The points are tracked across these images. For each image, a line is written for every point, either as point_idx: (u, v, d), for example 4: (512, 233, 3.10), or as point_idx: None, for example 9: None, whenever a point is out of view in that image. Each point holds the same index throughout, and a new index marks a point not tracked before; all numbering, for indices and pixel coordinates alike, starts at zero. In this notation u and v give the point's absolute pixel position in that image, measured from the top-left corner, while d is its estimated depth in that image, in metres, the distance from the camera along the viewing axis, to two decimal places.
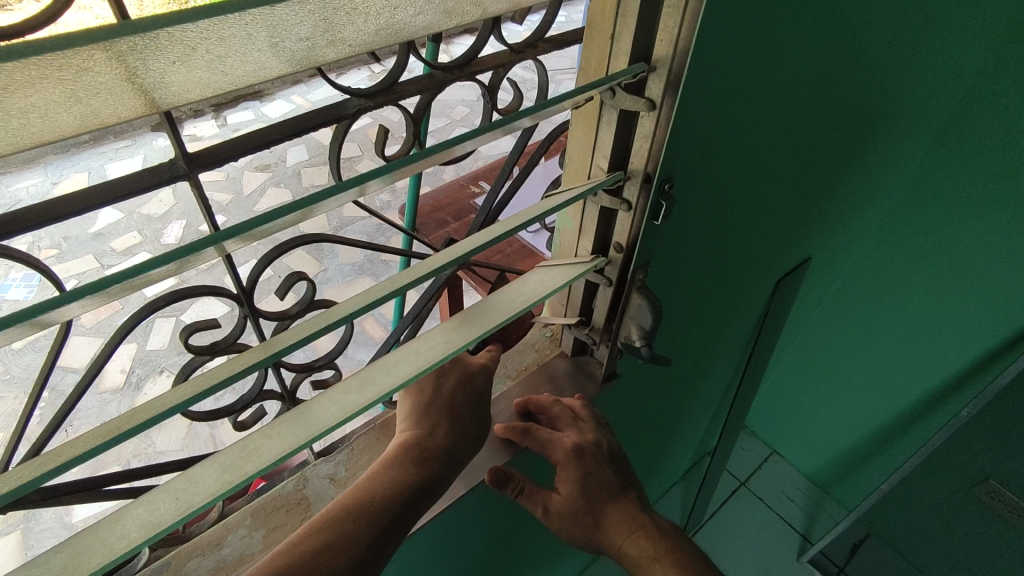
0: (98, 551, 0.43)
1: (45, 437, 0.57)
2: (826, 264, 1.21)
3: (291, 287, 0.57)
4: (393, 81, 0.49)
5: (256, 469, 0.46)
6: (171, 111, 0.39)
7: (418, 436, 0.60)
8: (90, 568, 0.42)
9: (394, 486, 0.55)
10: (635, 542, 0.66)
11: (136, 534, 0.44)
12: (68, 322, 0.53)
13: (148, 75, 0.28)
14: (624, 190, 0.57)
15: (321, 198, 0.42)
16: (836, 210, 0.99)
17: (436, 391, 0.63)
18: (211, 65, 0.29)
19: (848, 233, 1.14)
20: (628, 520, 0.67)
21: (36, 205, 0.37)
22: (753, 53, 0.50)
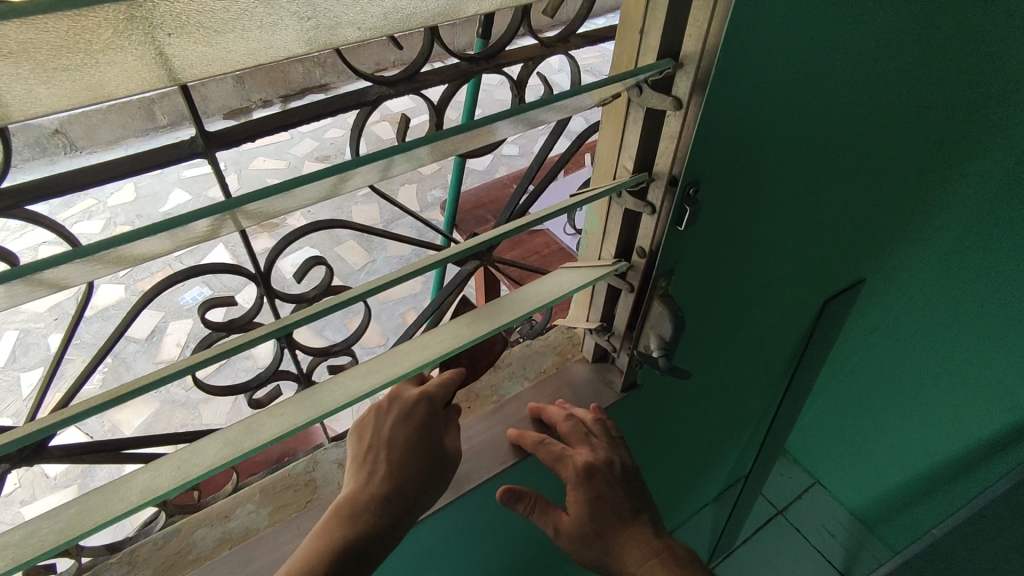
0: (100, 510, 0.45)
1: (72, 392, 0.60)
2: (883, 287, 1.13)
3: (308, 270, 0.57)
4: (416, 70, 0.48)
5: (253, 447, 0.47)
6: (192, 87, 0.40)
7: (355, 487, 0.56)
8: (89, 527, 0.43)
9: (319, 563, 0.51)
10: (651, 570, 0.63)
11: (135, 497, 0.45)
12: (94, 284, 0.55)
13: (154, 46, 0.29)
14: (648, 192, 0.54)
15: (328, 177, 0.42)
16: (895, 230, 0.93)
17: (377, 431, 0.59)
18: (212, 38, 0.30)
19: (909, 256, 1.06)
20: (643, 545, 0.64)
21: (57, 174, 0.39)
22: (798, 52, 0.47)
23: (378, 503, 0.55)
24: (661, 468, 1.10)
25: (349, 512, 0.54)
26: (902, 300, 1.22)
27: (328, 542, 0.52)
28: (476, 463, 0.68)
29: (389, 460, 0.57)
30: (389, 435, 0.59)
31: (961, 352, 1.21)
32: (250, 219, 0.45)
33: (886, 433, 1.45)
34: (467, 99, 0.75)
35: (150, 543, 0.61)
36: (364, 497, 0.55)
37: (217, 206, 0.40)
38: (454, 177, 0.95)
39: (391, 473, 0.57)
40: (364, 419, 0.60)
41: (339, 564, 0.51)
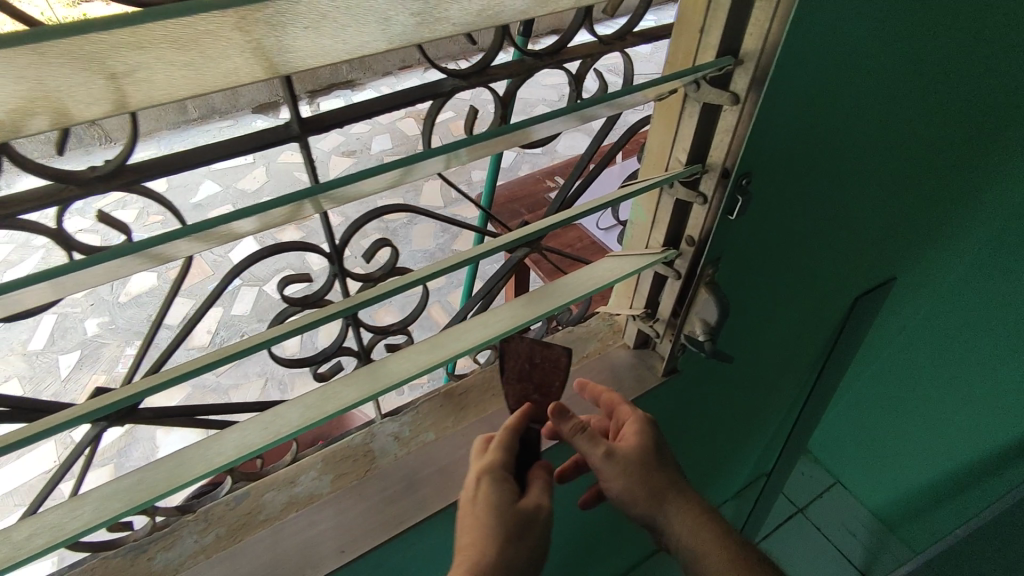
0: (199, 462, 0.49)
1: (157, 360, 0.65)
2: (910, 288, 1.15)
3: (376, 252, 0.61)
4: (487, 63, 0.51)
5: (336, 409, 0.52)
6: (292, 78, 0.44)
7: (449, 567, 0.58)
8: (192, 476, 0.48)
9: None
10: (702, 536, 0.66)
11: (231, 452, 0.49)
12: (189, 260, 0.60)
13: (278, 29, 0.32)
14: (701, 183, 0.57)
15: (414, 161, 0.46)
16: (929, 229, 0.94)
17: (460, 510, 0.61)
18: (332, 31, 0.34)
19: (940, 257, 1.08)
20: (694, 508, 0.67)
21: (174, 154, 0.42)
22: (851, 51, 0.50)
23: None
24: (688, 459, 1.13)
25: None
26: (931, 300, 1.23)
27: None
28: None
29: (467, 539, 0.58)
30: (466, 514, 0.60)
31: (987, 355, 1.23)
32: (334, 204, 0.49)
33: (910, 434, 1.47)
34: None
35: (224, 504, 0.66)
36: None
37: (305, 190, 0.44)
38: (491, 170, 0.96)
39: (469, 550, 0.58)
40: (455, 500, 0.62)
41: None
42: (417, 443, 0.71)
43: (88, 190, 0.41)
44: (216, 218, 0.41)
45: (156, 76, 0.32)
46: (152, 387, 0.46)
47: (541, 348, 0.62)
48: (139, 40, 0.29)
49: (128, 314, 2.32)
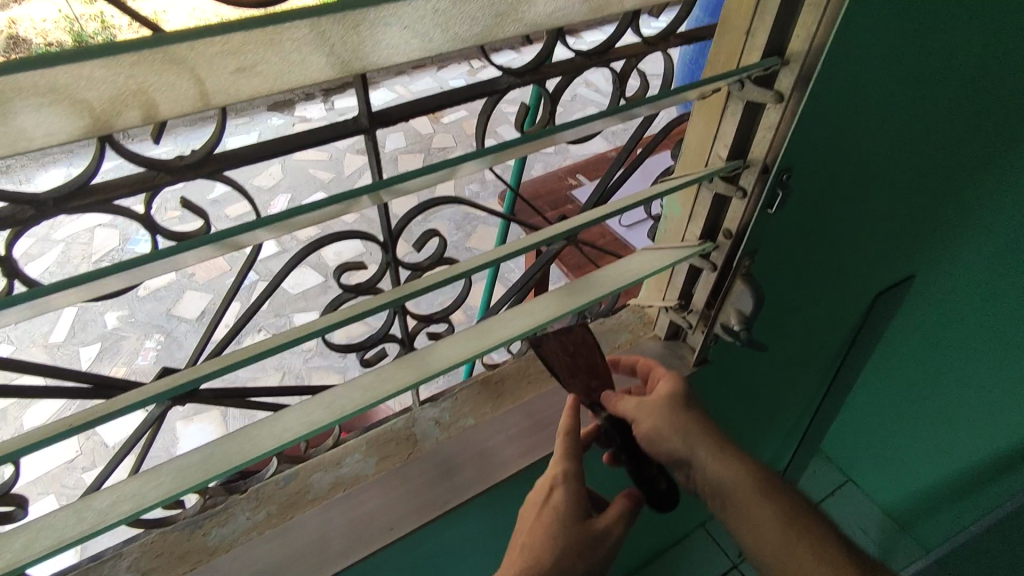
0: (269, 436, 0.52)
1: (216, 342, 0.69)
2: (926, 288, 1.17)
3: (426, 241, 0.64)
4: (541, 62, 0.54)
5: (397, 389, 0.56)
6: (367, 74, 0.47)
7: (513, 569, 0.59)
8: (263, 449, 0.51)
9: None
10: (734, 467, 0.65)
11: (298, 429, 0.53)
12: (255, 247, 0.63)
13: (361, 29, 0.35)
14: (740, 178, 0.60)
15: (463, 160, 0.48)
16: (950, 230, 0.96)
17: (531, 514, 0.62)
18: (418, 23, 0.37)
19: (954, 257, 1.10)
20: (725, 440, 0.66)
21: (256, 146, 0.46)
22: (886, 52, 0.52)
23: None
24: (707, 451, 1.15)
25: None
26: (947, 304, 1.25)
27: None
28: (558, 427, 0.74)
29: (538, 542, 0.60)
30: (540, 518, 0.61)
31: (998, 358, 1.23)
32: (390, 199, 0.49)
33: (923, 434, 1.48)
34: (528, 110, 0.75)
35: (273, 483, 0.68)
36: None
37: (379, 183, 0.46)
38: (514, 175, 0.93)
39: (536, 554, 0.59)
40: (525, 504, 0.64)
41: None
42: (457, 427, 0.74)
43: (179, 177, 0.44)
44: (296, 206, 0.44)
45: (260, 70, 0.35)
46: (233, 365, 0.48)
47: (564, 339, 0.67)
48: (229, 48, 0.33)
49: (147, 308, 2.36)
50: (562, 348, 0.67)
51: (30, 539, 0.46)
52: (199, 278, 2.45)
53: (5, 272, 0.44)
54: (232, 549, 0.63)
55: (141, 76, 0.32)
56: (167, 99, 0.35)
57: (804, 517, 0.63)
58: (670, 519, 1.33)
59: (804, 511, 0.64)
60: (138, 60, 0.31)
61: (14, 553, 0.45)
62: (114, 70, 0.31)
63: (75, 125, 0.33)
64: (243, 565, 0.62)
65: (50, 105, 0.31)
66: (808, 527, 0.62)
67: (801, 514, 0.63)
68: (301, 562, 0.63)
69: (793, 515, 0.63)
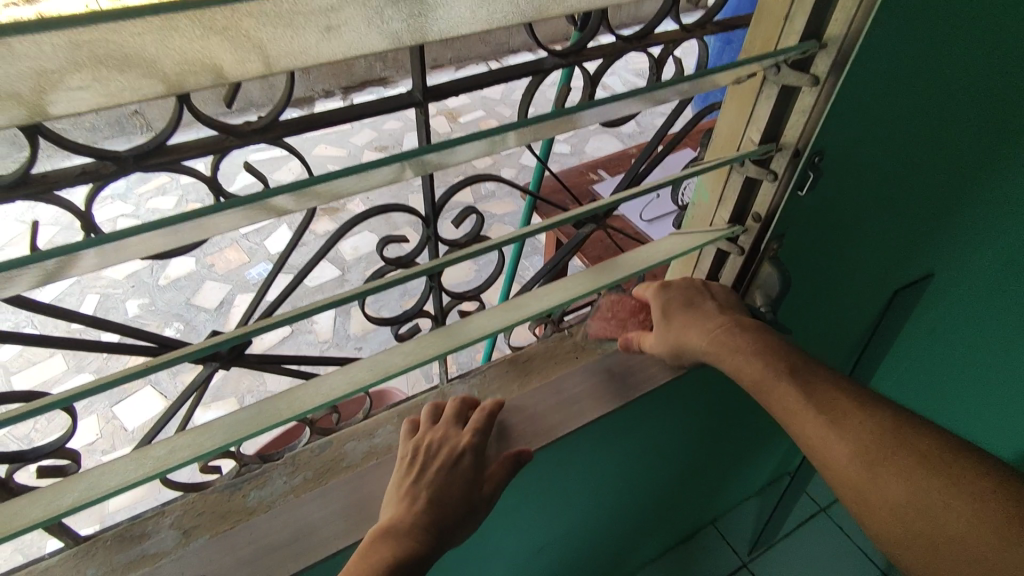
0: (315, 395, 0.55)
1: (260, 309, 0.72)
2: (953, 310, 1.11)
3: (465, 219, 0.67)
4: (583, 46, 0.58)
5: (440, 353, 0.59)
6: (422, 48, 0.51)
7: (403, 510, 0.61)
8: (313, 403, 0.54)
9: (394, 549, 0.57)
10: (714, 339, 0.65)
11: (344, 387, 0.55)
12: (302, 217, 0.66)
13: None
14: (772, 161, 0.62)
15: (513, 128, 0.49)
16: (975, 238, 0.94)
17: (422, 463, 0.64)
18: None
19: (983, 274, 1.02)
20: (709, 320, 0.67)
21: (318, 114, 0.48)
22: (918, 40, 0.54)
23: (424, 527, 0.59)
24: (723, 442, 1.16)
25: (419, 546, 0.58)
26: (970, 332, 1.15)
27: (402, 539, 0.58)
28: (583, 405, 0.76)
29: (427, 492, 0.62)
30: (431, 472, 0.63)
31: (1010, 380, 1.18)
32: (434, 170, 0.51)
33: None
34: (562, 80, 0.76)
35: (308, 450, 0.71)
36: (409, 520, 0.59)
37: (405, 153, 0.47)
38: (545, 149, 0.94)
39: (427, 498, 0.61)
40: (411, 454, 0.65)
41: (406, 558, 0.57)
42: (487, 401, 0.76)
43: (245, 141, 0.47)
44: (327, 173, 0.44)
45: (333, 45, 0.37)
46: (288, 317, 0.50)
47: (600, 311, 0.83)
48: (296, 18, 0.34)
49: (167, 297, 2.40)
50: (604, 315, 0.83)
51: (92, 481, 0.48)
52: (218, 268, 2.50)
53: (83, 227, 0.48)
54: (271, 508, 0.65)
55: (207, 45, 0.33)
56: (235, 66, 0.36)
57: (781, 362, 0.61)
58: (684, 512, 1.34)
59: (782, 358, 0.62)
60: (210, 16, 0.32)
61: (81, 492, 0.48)
62: (166, 29, 0.31)
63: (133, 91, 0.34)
64: (281, 526, 0.64)
65: (110, 71, 0.32)
66: (785, 372, 0.61)
67: (777, 360, 0.61)
68: (337, 524, 0.64)
69: (769, 364, 0.61)
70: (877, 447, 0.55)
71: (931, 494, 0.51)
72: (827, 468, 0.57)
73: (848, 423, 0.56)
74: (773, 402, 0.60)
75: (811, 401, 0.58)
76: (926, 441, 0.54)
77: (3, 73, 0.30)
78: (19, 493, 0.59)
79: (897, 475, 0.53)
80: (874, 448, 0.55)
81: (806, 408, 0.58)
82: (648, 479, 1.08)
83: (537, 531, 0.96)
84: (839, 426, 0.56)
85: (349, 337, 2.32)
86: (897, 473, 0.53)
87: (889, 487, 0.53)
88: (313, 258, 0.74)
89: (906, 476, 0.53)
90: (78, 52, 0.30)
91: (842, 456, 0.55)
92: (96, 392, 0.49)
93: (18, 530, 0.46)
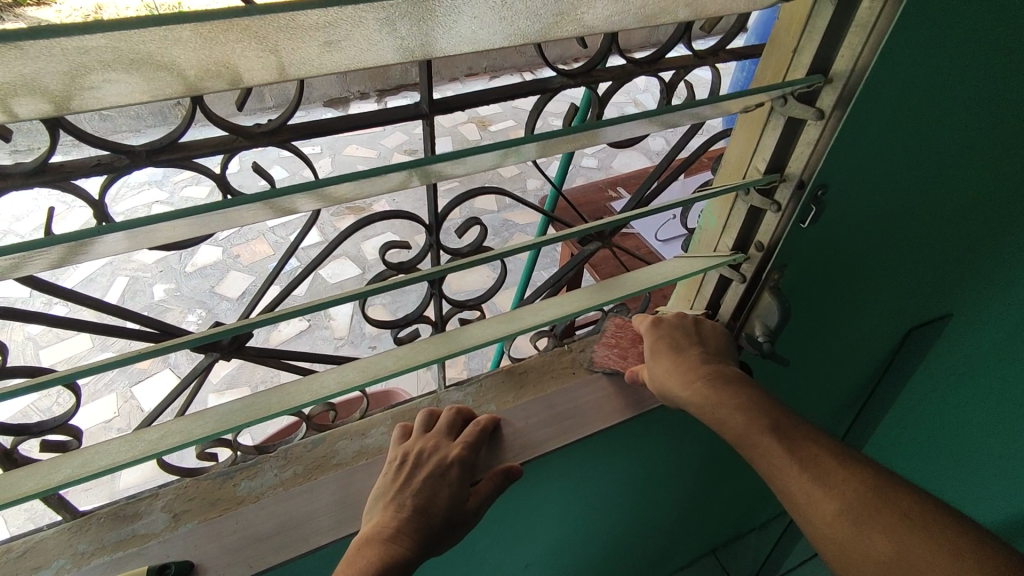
0: (307, 390, 0.56)
1: (267, 301, 0.75)
2: (978, 354, 1.08)
3: (467, 229, 0.68)
4: (594, 66, 0.59)
5: (431, 358, 0.60)
6: (431, 63, 0.53)
7: (386, 517, 0.61)
8: (303, 399, 0.55)
9: (376, 557, 0.58)
10: (697, 393, 0.67)
11: (335, 385, 0.57)
12: (312, 217, 0.69)
13: (434, 17, 0.39)
14: (776, 192, 0.62)
15: (524, 141, 0.49)
16: (999, 279, 0.92)
17: (412, 471, 0.65)
18: (488, 17, 0.41)
19: (1003, 316, 1.00)
20: (690, 372, 0.68)
21: (327, 121, 0.50)
22: (928, 79, 0.54)
23: (412, 537, 0.60)
24: (725, 471, 1.14)
25: (403, 552, 0.59)
26: (989, 377, 1.11)
27: (387, 549, 0.58)
28: (577, 420, 0.77)
29: (412, 502, 0.62)
30: (421, 480, 0.64)
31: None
32: (436, 180, 0.52)
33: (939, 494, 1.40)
34: (580, 105, 0.79)
35: (301, 446, 0.73)
36: (391, 529, 0.60)
37: (409, 161, 0.47)
38: (562, 168, 0.94)
39: (413, 506, 0.62)
40: (401, 462, 0.66)
41: (389, 563, 0.57)
42: (479, 410, 0.77)
43: (254, 143, 0.49)
44: (331, 175, 0.45)
45: (343, 55, 0.38)
46: (288, 313, 0.52)
47: (604, 339, 0.82)
48: (303, 29, 0.35)
49: (193, 284, 2.46)
50: (608, 342, 0.83)
51: (87, 459, 0.51)
52: (243, 260, 2.56)
53: (97, 216, 0.50)
54: (260, 499, 0.67)
55: (221, 52, 0.35)
56: (250, 71, 0.37)
57: (764, 419, 0.63)
58: (683, 539, 1.32)
59: (765, 415, 0.63)
60: (218, 26, 0.33)
61: (75, 468, 0.50)
62: (188, 35, 0.33)
63: (151, 89, 0.36)
64: (265, 518, 0.65)
65: (132, 73, 0.34)
66: (768, 429, 0.62)
67: (759, 417, 0.63)
68: (320, 521, 0.65)
69: (751, 419, 0.63)
70: (860, 504, 0.56)
71: (916, 554, 0.52)
72: (811, 526, 0.58)
73: (835, 480, 0.58)
74: (760, 459, 0.62)
75: (796, 459, 0.60)
76: (908, 501, 0.55)
77: (28, 70, 0.32)
78: (23, 464, 0.62)
79: (883, 530, 0.54)
80: (859, 504, 0.56)
81: (792, 466, 0.60)
82: (644, 502, 1.06)
83: (526, 545, 0.95)
84: (825, 482, 0.58)
85: (363, 336, 2.35)
86: (880, 530, 0.54)
87: (872, 544, 0.54)
88: (316, 259, 0.75)
89: (893, 534, 0.54)
90: (100, 57, 0.32)
91: (829, 512, 0.57)
92: (94, 371, 0.51)
93: (11, 499, 0.48)
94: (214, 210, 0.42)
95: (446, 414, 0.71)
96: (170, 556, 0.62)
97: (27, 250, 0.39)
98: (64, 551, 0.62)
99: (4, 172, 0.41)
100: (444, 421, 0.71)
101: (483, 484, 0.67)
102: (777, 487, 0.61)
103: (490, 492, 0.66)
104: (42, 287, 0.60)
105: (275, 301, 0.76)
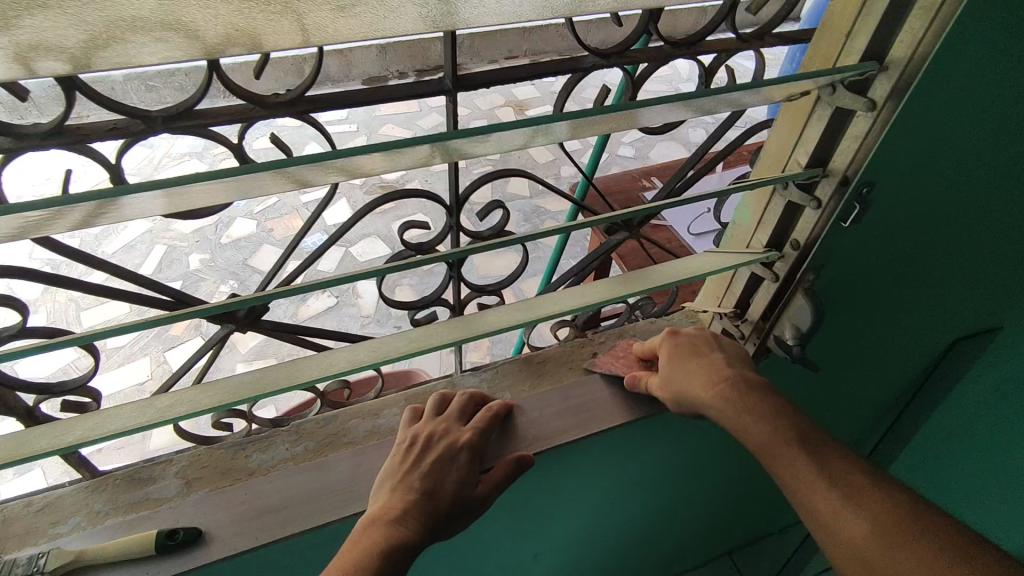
0: (318, 368, 0.56)
1: (286, 275, 0.75)
2: None
3: (489, 213, 0.66)
4: (628, 47, 0.56)
5: (441, 343, 0.58)
6: (456, 35, 0.51)
7: (389, 500, 0.60)
8: (312, 376, 0.55)
9: (381, 542, 0.57)
10: (721, 395, 0.64)
11: (346, 364, 0.56)
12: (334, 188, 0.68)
13: None
14: (816, 188, 0.58)
15: (549, 120, 0.46)
16: None
17: (421, 454, 0.64)
18: None
19: None
20: (714, 373, 0.66)
21: (345, 93, 0.49)
22: (991, 74, 0.50)
23: (417, 523, 0.59)
24: (746, 474, 1.11)
25: (410, 536, 0.58)
26: None
27: (390, 534, 0.57)
28: (591, 413, 0.74)
29: (419, 486, 0.61)
30: (430, 464, 0.63)
31: None
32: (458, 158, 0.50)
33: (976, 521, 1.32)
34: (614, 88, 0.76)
35: (314, 422, 0.73)
36: (395, 511, 0.59)
37: (432, 136, 0.45)
38: (593, 155, 0.91)
39: (414, 491, 0.61)
40: (412, 443, 0.65)
41: (392, 547, 0.57)
42: (494, 396, 0.76)
43: (270, 113, 0.48)
44: (348, 148, 0.43)
45: (362, 21, 0.37)
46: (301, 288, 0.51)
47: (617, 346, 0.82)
48: None
49: (227, 255, 2.50)
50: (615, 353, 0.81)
51: (100, 421, 0.51)
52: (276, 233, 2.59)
53: (115, 180, 0.50)
54: (270, 472, 0.67)
55: (238, 18, 0.34)
56: (270, 35, 0.36)
57: (790, 430, 0.61)
58: (698, 539, 1.28)
59: (792, 427, 0.61)
60: None
61: (86, 431, 0.50)
62: None
63: (165, 49, 0.35)
64: (275, 491, 0.65)
65: (147, 32, 0.33)
66: (796, 442, 0.60)
67: (785, 427, 0.61)
68: (326, 497, 0.65)
69: (778, 429, 0.61)
70: (888, 527, 0.54)
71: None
72: (834, 546, 0.56)
73: (862, 497, 0.56)
74: (785, 472, 0.59)
75: (824, 474, 0.57)
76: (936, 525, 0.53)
77: (38, 30, 0.31)
78: (44, 423, 0.63)
79: (913, 554, 0.52)
80: (887, 523, 0.54)
81: (819, 481, 0.57)
82: (658, 500, 1.04)
83: (535, 535, 0.94)
84: (853, 499, 0.56)
85: (389, 315, 2.36)
86: (913, 556, 0.52)
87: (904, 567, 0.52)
88: (334, 235, 0.74)
89: (922, 557, 0.52)
90: (115, 12, 0.31)
91: (857, 530, 0.54)
92: (110, 336, 0.51)
93: (30, 456, 0.49)
94: (227, 180, 0.42)
95: (461, 397, 0.70)
96: (181, 521, 0.62)
97: (43, 212, 0.38)
98: (80, 508, 0.64)
99: (20, 132, 0.41)
100: (458, 404, 0.70)
101: (490, 475, 0.65)
102: (800, 502, 0.58)
103: (497, 484, 0.65)
104: (65, 251, 0.60)
105: (295, 276, 0.75)
